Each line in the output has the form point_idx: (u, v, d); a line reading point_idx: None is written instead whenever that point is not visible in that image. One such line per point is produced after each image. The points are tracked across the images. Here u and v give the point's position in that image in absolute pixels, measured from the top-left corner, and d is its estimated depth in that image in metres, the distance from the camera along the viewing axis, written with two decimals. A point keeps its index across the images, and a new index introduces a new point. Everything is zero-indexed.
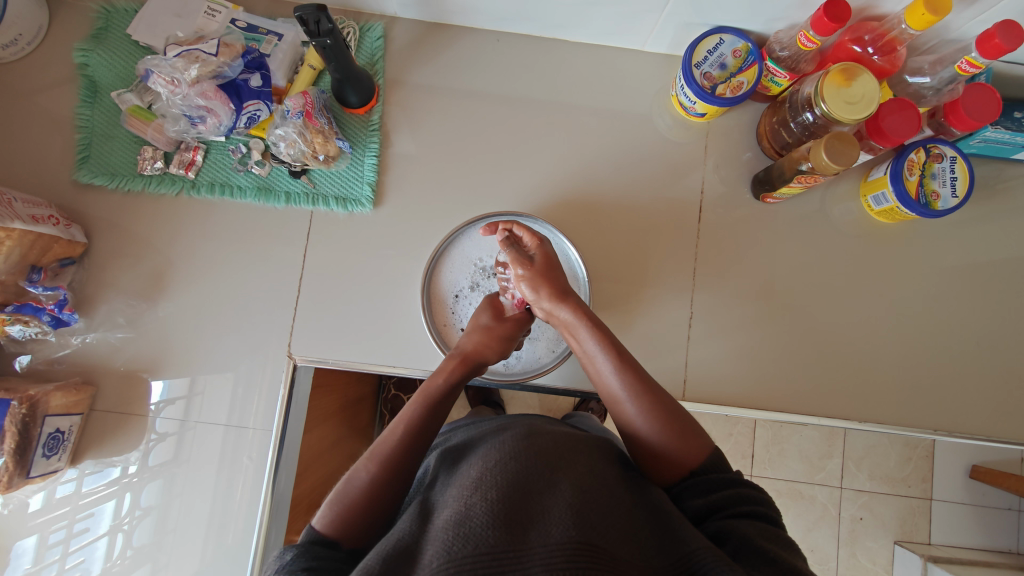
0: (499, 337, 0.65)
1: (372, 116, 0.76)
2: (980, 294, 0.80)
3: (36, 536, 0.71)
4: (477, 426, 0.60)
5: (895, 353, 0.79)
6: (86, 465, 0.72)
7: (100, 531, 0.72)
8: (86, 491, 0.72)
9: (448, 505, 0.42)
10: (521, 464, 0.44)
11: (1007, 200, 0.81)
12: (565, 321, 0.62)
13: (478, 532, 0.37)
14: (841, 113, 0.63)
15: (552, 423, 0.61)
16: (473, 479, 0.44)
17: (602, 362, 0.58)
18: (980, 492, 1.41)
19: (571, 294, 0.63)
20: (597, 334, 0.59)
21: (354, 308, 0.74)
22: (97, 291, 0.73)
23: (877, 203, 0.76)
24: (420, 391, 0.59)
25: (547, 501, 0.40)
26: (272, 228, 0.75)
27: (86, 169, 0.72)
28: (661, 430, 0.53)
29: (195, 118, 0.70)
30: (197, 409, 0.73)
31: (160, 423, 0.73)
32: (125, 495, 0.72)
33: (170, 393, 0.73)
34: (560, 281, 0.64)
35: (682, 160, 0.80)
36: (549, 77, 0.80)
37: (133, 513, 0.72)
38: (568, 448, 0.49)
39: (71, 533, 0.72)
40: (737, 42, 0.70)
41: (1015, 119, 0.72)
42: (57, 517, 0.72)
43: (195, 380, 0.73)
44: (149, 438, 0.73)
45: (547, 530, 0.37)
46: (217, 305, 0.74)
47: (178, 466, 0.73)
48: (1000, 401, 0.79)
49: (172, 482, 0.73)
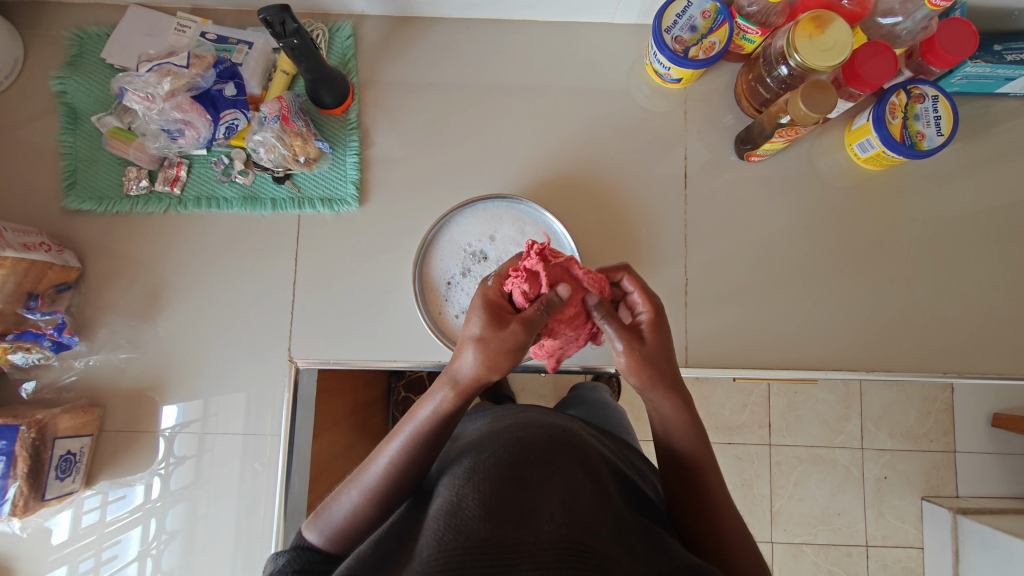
0: (505, 351, 0.46)
1: (350, 115, 0.76)
2: (979, 233, 0.79)
3: (66, 566, 0.72)
4: (473, 419, 0.60)
5: (898, 300, 0.79)
6: (109, 493, 0.73)
7: (128, 557, 0.73)
8: (111, 519, 0.73)
9: (441, 493, 0.43)
10: (515, 455, 0.44)
11: (996, 138, 0.80)
12: (667, 411, 0.53)
13: (469, 524, 0.38)
14: (816, 61, 0.63)
15: (550, 416, 0.60)
16: (465, 468, 0.44)
17: (681, 435, 0.53)
18: (1004, 439, 1.39)
19: (681, 385, 0.53)
20: (692, 423, 0.53)
21: (349, 307, 0.75)
22: (95, 314, 0.73)
23: (863, 150, 0.75)
24: (411, 427, 0.49)
25: (539, 497, 0.40)
26: (262, 236, 0.75)
27: (74, 196, 0.73)
28: (696, 439, 0.53)
29: (174, 132, 0.70)
30: (213, 428, 0.74)
31: (178, 446, 0.74)
32: (150, 520, 0.73)
33: (185, 416, 0.74)
34: (673, 369, 0.52)
35: (664, 129, 0.80)
36: (522, 59, 0.80)
37: (159, 537, 0.73)
38: (559, 439, 0.49)
39: (100, 561, 0.72)
40: (704, 2, 0.69)
41: (995, 51, 0.71)
42: (84, 546, 0.72)
43: (208, 402, 0.74)
44: (168, 461, 0.74)
45: (538, 527, 0.38)
46: (216, 318, 0.74)
47: (200, 488, 0.74)
48: (1011, 339, 0.78)
49: (197, 504, 0.73)
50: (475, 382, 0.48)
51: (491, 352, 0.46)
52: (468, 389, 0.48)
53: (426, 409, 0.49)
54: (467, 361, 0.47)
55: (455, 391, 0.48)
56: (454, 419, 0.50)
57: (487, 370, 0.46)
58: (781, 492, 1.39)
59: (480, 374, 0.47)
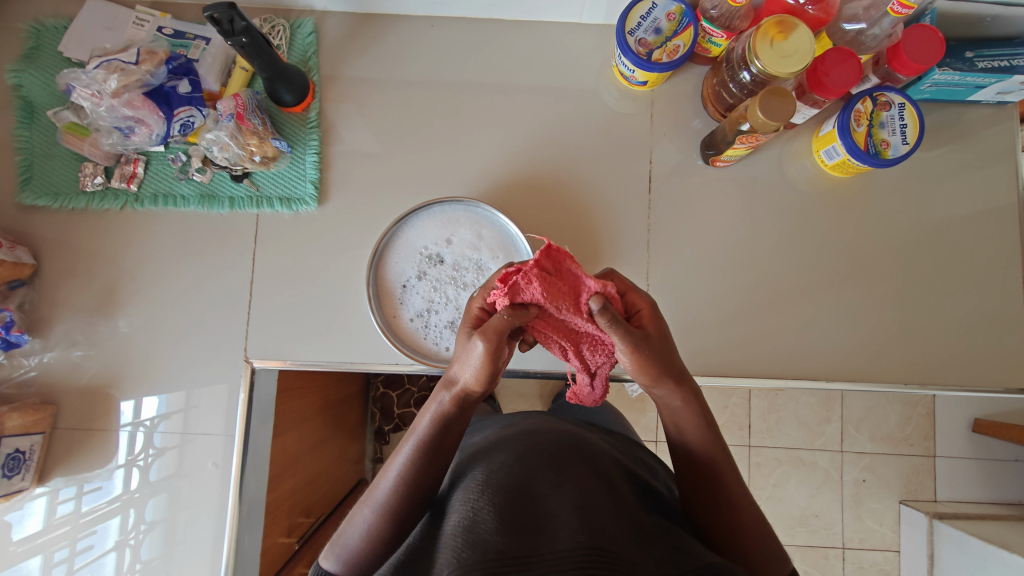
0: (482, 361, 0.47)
1: (310, 114, 0.75)
2: (947, 242, 0.78)
3: (41, 556, 0.72)
4: (485, 434, 0.62)
5: (863, 309, 0.78)
6: (84, 485, 0.73)
7: (106, 547, 0.73)
8: (87, 509, 0.73)
9: (456, 511, 0.44)
10: (526, 468, 0.46)
11: (968, 145, 0.79)
12: (674, 402, 0.53)
13: (486, 537, 0.38)
14: (776, 67, 0.62)
15: (560, 424, 0.62)
16: (478, 484, 0.46)
17: (692, 421, 0.54)
18: (984, 444, 1.39)
19: (686, 377, 0.53)
20: (701, 416, 0.54)
21: (307, 308, 0.74)
22: (50, 311, 0.73)
23: (829, 157, 0.74)
24: (412, 435, 0.52)
25: (553, 504, 0.41)
26: (220, 234, 0.74)
27: (29, 191, 0.72)
28: (710, 437, 0.54)
29: (127, 129, 0.69)
30: (196, 420, 0.74)
31: (162, 438, 0.74)
32: (129, 511, 0.74)
33: (168, 407, 0.74)
34: (678, 364, 0.52)
35: (629, 132, 0.79)
36: (487, 58, 0.79)
37: (139, 527, 0.74)
38: (569, 451, 0.51)
39: (75, 551, 0.73)
40: (670, 4, 0.68)
41: (965, 59, 0.70)
42: (60, 536, 0.73)
43: (192, 393, 0.74)
44: (151, 452, 0.74)
45: (555, 535, 0.38)
46: (171, 317, 0.74)
47: (182, 479, 0.74)
48: (976, 350, 0.77)
49: (178, 495, 0.74)
50: (467, 389, 0.50)
51: (472, 363, 0.48)
52: (461, 394, 0.51)
53: (425, 418, 0.53)
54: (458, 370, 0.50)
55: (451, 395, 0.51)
56: (455, 425, 0.53)
57: (470, 378, 0.49)
58: (760, 494, 1.39)
59: (468, 384, 0.49)
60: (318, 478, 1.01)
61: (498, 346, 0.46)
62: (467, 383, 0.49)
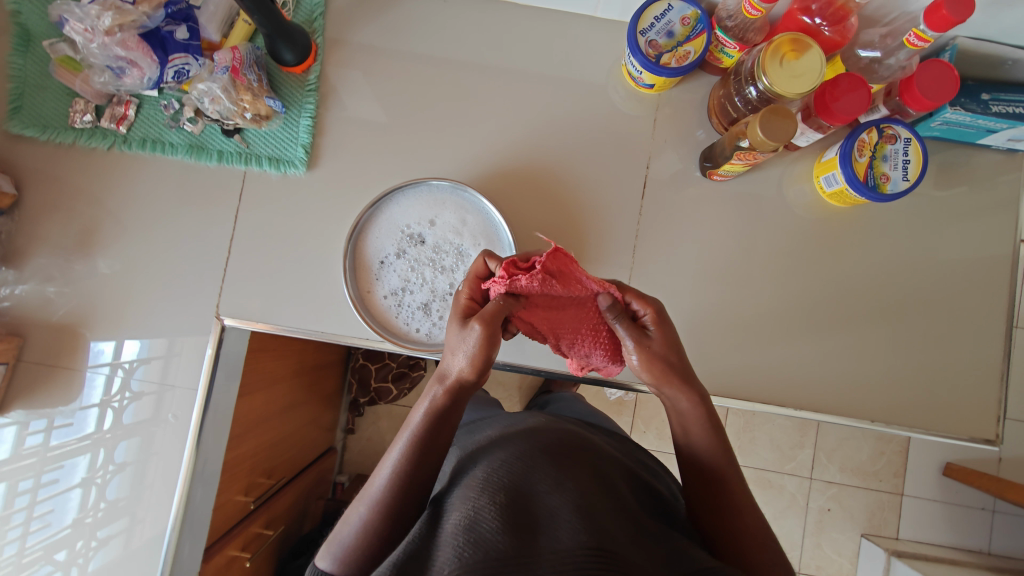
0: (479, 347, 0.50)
1: (309, 76, 0.74)
2: (936, 284, 0.77)
3: (5, 483, 0.73)
4: (483, 429, 0.62)
5: (842, 342, 0.77)
6: (55, 419, 0.74)
7: (73, 482, 0.74)
8: (55, 444, 0.74)
9: (455, 508, 0.44)
10: (526, 466, 0.46)
11: (973, 189, 0.77)
12: (681, 401, 0.55)
13: (487, 536, 0.39)
14: (784, 87, 0.60)
15: (562, 423, 0.62)
16: (478, 481, 0.45)
17: (698, 422, 0.56)
18: (952, 489, 1.38)
19: (692, 378, 0.56)
20: (707, 419, 0.55)
21: (284, 272, 0.74)
22: (28, 244, 0.73)
23: (828, 184, 0.73)
24: (408, 431, 0.52)
25: (553, 503, 0.42)
26: (205, 187, 0.74)
27: (18, 120, 0.71)
28: (715, 443, 0.55)
29: (119, 70, 0.68)
30: (176, 369, 0.74)
31: (139, 383, 0.74)
32: (99, 450, 0.74)
33: (149, 352, 0.74)
34: (681, 360, 0.55)
35: (630, 134, 0.77)
36: (496, 41, 0.77)
37: (107, 468, 0.74)
38: (570, 449, 0.51)
39: (40, 483, 0.74)
40: (686, 8, 0.67)
41: (982, 100, 0.68)
42: (26, 467, 0.74)
43: (175, 341, 0.74)
44: (126, 396, 0.74)
45: (556, 536, 0.39)
46: (147, 264, 0.74)
47: (157, 425, 0.74)
48: (950, 396, 0.76)
49: (152, 440, 0.74)
50: (460, 380, 0.52)
51: (467, 352, 0.50)
52: (455, 386, 0.52)
53: (419, 414, 0.53)
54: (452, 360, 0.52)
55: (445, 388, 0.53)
56: (451, 420, 0.53)
57: (465, 367, 0.51)
58: None
59: (464, 372, 0.51)
60: (285, 441, 1.02)
61: (493, 327, 0.50)
62: (461, 373, 0.51)
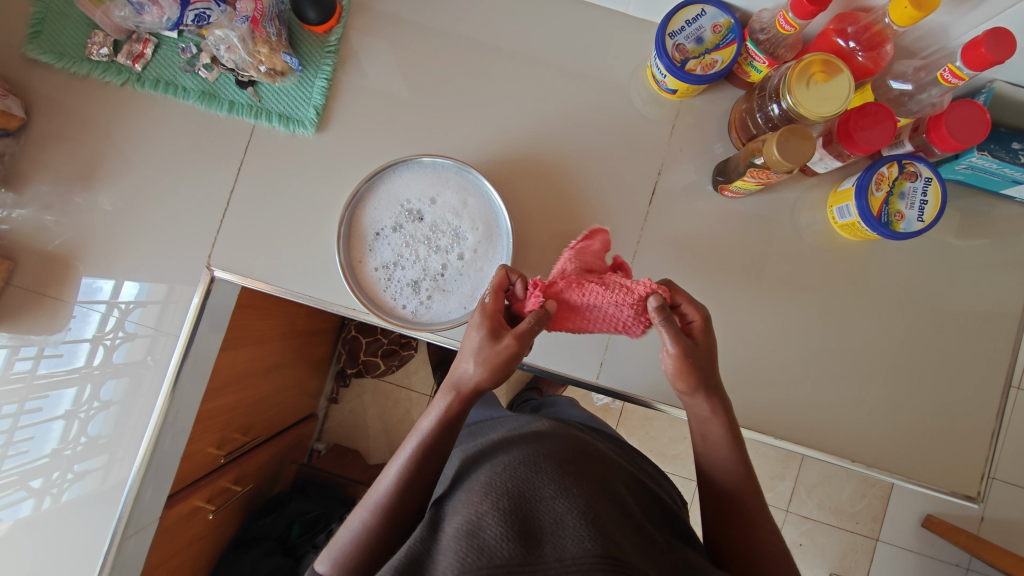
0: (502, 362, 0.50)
1: (330, 38, 0.73)
2: (937, 332, 0.75)
3: None
4: (489, 431, 0.61)
5: (832, 377, 0.76)
6: (44, 348, 0.74)
7: (56, 413, 0.75)
8: (42, 373, 0.75)
9: (458, 512, 0.42)
10: (531, 469, 0.44)
11: (989, 240, 0.75)
12: (703, 413, 0.55)
13: (492, 544, 0.38)
14: (807, 107, 0.58)
15: (570, 430, 0.60)
16: (482, 485, 0.44)
17: (719, 435, 0.55)
18: (930, 542, 1.35)
19: (720, 389, 0.55)
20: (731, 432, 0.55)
21: (280, 231, 0.73)
22: (30, 168, 0.73)
23: (841, 215, 0.71)
24: (414, 435, 0.52)
25: (559, 507, 0.40)
26: (212, 136, 0.73)
27: (36, 44, 0.71)
28: (736, 457, 0.55)
29: (138, 6, 0.66)
30: (170, 317, 0.74)
31: (132, 325, 0.74)
32: (85, 385, 0.75)
33: (146, 296, 0.73)
34: (712, 375, 0.54)
35: (646, 139, 0.76)
36: (523, 26, 0.75)
37: (91, 404, 0.75)
38: (578, 453, 0.49)
39: (23, 410, 0.75)
40: (719, 16, 0.65)
41: (1011, 149, 0.66)
42: (12, 392, 0.74)
43: (172, 288, 0.73)
44: (117, 335, 0.74)
45: (562, 543, 0.38)
46: (145, 205, 0.73)
47: (145, 368, 0.74)
48: (934, 446, 0.75)
49: (139, 382, 0.74)
50: (475, 390, 0.51)
51: (488, 362, 0.50)
52: (467, 395, 0.51)
53: (428, 420, 0.52)
54: (465, 367, 0.51)
55: (456, 396, 0.52)
56: (459, 425, 0.52)
57: (483, 377, 0.51)
58: None
59: (481, 381, 0.51)
60: (265, 400, 1.02)
61: (523, 345, 0.49)
62: (480, 382, 0.51)
